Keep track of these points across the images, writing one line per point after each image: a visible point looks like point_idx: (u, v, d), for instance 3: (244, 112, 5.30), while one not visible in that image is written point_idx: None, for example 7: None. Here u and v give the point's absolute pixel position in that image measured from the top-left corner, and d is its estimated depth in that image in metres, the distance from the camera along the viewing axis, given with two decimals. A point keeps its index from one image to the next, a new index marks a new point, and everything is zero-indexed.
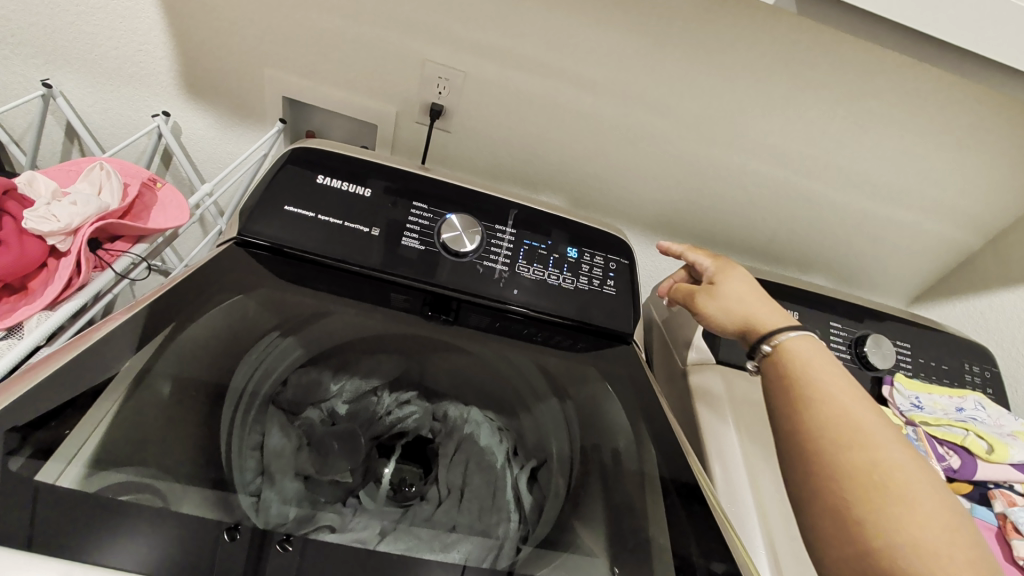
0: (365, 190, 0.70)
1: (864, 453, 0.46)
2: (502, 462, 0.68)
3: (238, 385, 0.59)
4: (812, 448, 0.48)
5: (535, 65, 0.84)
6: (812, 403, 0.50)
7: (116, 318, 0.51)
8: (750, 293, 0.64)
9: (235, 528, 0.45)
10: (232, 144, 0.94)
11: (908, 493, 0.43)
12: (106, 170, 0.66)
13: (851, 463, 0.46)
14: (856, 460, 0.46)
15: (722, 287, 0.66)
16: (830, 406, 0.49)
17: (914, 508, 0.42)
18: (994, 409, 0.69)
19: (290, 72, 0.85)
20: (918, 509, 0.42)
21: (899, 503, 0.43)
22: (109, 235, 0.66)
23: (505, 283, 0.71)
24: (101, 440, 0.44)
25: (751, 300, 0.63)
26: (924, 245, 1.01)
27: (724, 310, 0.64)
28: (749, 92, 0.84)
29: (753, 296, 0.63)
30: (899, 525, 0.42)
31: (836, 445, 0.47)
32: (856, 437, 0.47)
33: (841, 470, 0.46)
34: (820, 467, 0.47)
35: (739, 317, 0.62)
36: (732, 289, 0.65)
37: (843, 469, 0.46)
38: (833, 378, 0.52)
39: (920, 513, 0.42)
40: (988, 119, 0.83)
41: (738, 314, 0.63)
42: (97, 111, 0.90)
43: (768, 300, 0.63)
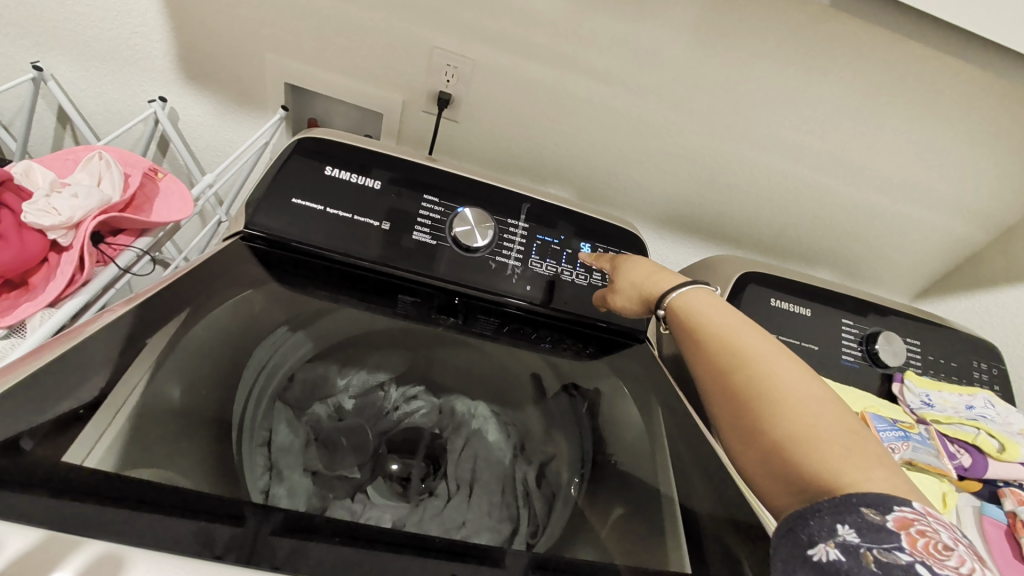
0: (374, 181, 0.68)
1: (747, 363, 0.47)
2: (511, 458, 0.67)
3: (243, 389, 0.57)
4: (711, 372, 0.50)
5: (547, 54, 0.81)
6: (693, 333, 0.53)
7: (113, 312, 0.49)
8: (647, 273, 0.64)
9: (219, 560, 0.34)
10: (233, 132, 0.92)
11: (797, 391, 0.44)
12: (105, 160, 0.64)
13: (745, 379, 0.47)
14: (740, 373, 0.47)
15: (620, 275, 0.67)
16: (720, 330, 0.51)
17: (805, 403, 0.44)
18: (1003, 408, 0.69)
19: (293, 57, 0.82)
20: (809, 403, 0.44)
21: (791, 401, 0.44)
22: (111, 229, 0.64)
23: (517, 279, 0.71)
24: (121, 431, 0.41)
25: (650, 279, 0.63)
26: (931, 241, 1.01)
27: (629, 296, 0.65)
28: (765, 85, 0.83)
29: (650, 275, 0.63)
30: (794, 422, 0.43)
31: (730, 365, 0.48)
32: (746, 353, 0.48)
33: (737, 387, 0.47)
34: (721, 389, 0.48)
35: (642, 299, 0.63)
36: (631, 275, 0.65)
37: (738, 385, 0.47)
38: (718, 305, 0.54)
39: (811, 406, 0.43)
40: (1006, 115, 0.82)
41: (640, 296, 0.63)
42: (91, 96, 0.87)
43: (662, 270, 0.63)
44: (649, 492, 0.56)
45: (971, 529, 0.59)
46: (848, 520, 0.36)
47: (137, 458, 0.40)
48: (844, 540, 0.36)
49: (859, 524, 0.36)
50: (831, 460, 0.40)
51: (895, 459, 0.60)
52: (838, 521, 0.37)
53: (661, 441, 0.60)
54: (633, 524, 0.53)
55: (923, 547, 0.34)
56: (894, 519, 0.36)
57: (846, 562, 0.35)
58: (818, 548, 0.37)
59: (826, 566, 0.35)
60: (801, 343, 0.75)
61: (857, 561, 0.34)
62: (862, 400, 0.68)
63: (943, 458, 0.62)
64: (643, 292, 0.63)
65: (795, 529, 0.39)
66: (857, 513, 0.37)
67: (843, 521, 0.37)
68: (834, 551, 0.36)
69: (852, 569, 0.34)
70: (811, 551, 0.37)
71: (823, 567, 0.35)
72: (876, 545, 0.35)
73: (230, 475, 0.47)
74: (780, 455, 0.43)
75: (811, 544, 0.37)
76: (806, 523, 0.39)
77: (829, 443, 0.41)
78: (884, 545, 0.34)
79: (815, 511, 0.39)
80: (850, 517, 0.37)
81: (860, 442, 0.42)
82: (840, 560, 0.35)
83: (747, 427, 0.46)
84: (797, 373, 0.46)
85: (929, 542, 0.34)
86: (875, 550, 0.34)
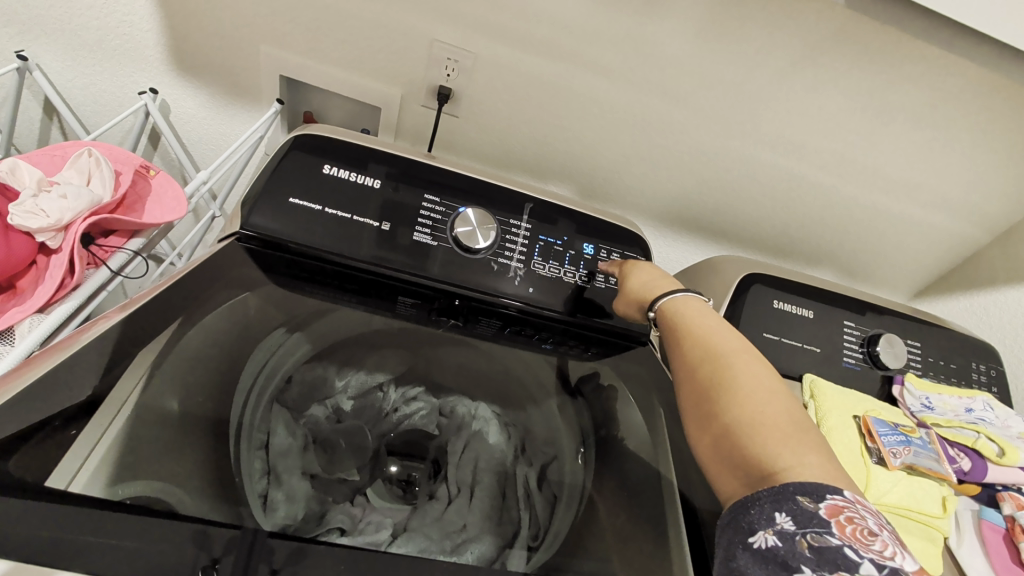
0: (373, 180, 0.66)
1: (717, 358, 0.49)
2: (511, 459, 0.66)
3: (237, 404, 0.55)
4: (683, 364, 0.51)
5: (549, 48, 0.80)
6: (677, 330, 0.55)
7: (107, 321, 0.48)
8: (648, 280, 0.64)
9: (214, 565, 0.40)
10: (226, 126, 0.89)
11: (752, 384, 0.46)
12: (95, 157, 0.62)
13: (707, 371, 0.49)
14: (708, 366, 0.49)
15: (627, 276, 0.67)
16: (695, 328, 0.53)
17: (756, 394, 0.45)
18: (1001, 411, 0.70)
19: (288, 49, 0.80)
20: (760, 395, 0.45)
21: (743, 391, 0.45)
22: (102, 230, 0.62)
23: (520, 281, 0.69)
24: (114, 440, 0.41)
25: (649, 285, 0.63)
26: (932, 240, 1.01)
27: (631, 296, 0.64)
28: (770, 82, 0.81)
29: (651, 283, 0.64)
30: (742, 411, 0.44)
31: (697, 360, 0.50)
32: (713, 349, 0.50)
33: (698, 377, 0.49)
34: (685, 380, 0.50)
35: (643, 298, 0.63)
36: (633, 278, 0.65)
37: (700, 376, 0.49)
38: (700, 309, 0.56)
39: (761, 397, 0.45)
40: (1012, 116, 0.82)
41: (640, 296, 0.63)
42: (79, 87, 0.84)
43: (666, 278, 0.64)
44: (653, 492, 0.56)
45: (969, 534, 0.60)
46: (786, 508, 0.37)
47: (124, 472, 0.41)
48: (782, 528, 0.36)
49: (794, 512, 0.37)
50: (770, 446, 0.42)
51: (895, 463, 0.60)
52: (776, 510, 0.38)
53: (664, 443, 0.59)
54: (632, 527, 0.54)
55: (851, 533, 0.35)
56: (826, 506, 0.37)
57: (784, 549, 0.36)
58: (759, 535, 0.37)
59: (766, 553, 0.36)
60: (804, 345, 0.75)
61: (793, 548, 0.35)
62: (865, 404, 0.67)
63: (944, 462, 0.62)
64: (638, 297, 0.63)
65: (737, 517, 0.40)
66: (793, 501, 0.37)
67: (781, 508, 0.37)
68: (773, 538, 0.37)
69: (789, 556, 0.35)
70: (752, 537, 0.38)
71: (763, 555, 0.36)
72: (809, 531, 0.36)
73: (230, 495, 0.48)
74: (728, 441, 0.44)
75: (752, 531, 0.38)
76: (748, 510, 0.39)
77: (771, 431, 0.42)
78: (816, 531, 0.35)
79: (756, 500, 0.39)
80: (787, 505, 0.37)
81: (803, 433, 0.43)
82: (778, 548, 0.36)
83: (702, 415, 0.47)
84: (757, 370, 0.47)
85: (855, 527, 0.35)
86: (809, 536, 0.35)
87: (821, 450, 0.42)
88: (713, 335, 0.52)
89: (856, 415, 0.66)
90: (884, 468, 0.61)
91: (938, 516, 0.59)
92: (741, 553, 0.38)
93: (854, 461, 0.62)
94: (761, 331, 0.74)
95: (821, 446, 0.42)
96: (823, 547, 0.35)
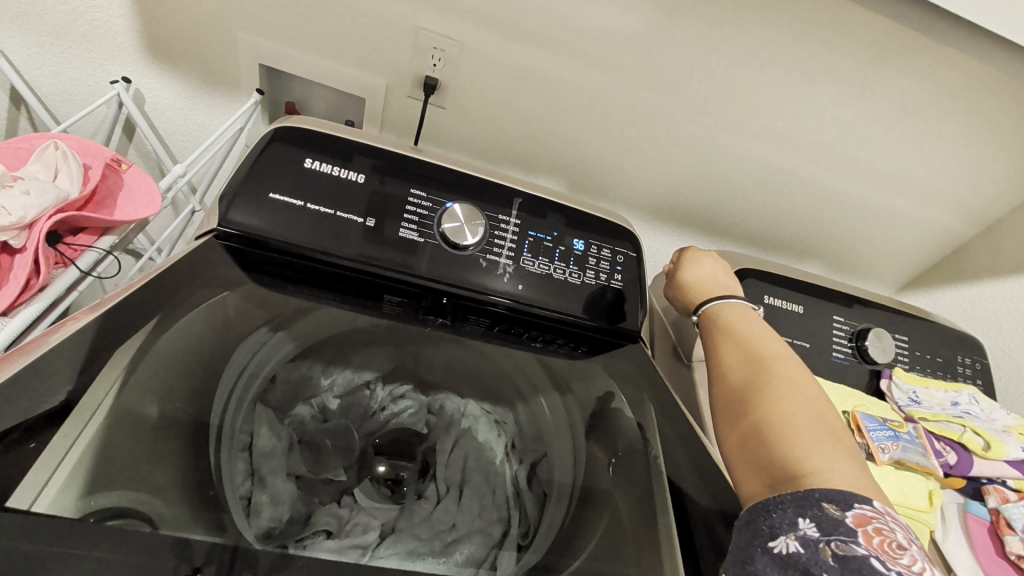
0: (357, 174, 0.64)
1: (757, 363, 0.51)
2: (501, 457, 0.65)
3: (217, 411, 0.53)
4: (722, 367, 0.54)
5: (538, 37, 0.78)
6: (720, 338, 0.57)
7: (78, 321, 0.46)
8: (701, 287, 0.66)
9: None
10: (204, 116, 0.86)
11: (789, 389, 0.48)
12: (61, 151, 0.60)
13: (746, 373, 0.51)
14: (749, 369, 0.51)
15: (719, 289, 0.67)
16: (739, 336, 0.56)
17: (790, 397, 0.47)
18: (987, 404, 0.71)
19: (268, 36, 0.77)
20: (794, 399, 0.47)
21: (779, 393, 0.47)
22: (69, 228, 0.60)
23: (509, 278, 0.67)
24: (87, 446, 0.40)
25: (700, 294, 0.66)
26: (920, 233, 1.01)
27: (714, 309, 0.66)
28: (761, 74, 0.80)
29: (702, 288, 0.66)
30: (776, 412, 0.46)
31: (735, 364, 0.53)
32: (755, 355, 0.53)
33: (734, 379, 0.51)
34: (722, 381, 0.53)
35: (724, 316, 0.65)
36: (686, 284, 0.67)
37: (738, 378, 0.51)
38: (747, 321, 0.58)
39: (796, 400, 0.47)
40: (999, 109, 0.82)
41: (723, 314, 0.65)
42: (47, 76, 0.81)
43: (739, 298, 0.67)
44: (645, 489, 0.55)
45: (954, 529, 0.61)
46: (809, 514, 0.38)
47: (96, 483, 0.40)
48: (805, 534, 0.37)
49: (818, 519, 0.38)
50: (799, 448, 0.43)
51: (884, 458, 0.61)
52: (800, 516, 0.39)
53: (654, 440, 0.59)
54: (623, 526, 0.54)
55: (878, 544, 0.35)
56: (853, 515, 0.37)
57: (805, 555, 0.36)
58: (780, 541, 0.38)
59: (787, 558, 0.37)
60: (793, 340, 0.75)
61: (815, 555, 0.36)
62: (854, 399, 0.68)
63: (930, 456, 0.62)
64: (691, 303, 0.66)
65: (759, 519, 0.41)
66: (818, 507, 0.38)
67: (805, 514, 0.38)
68: (795, 544, 0.37)
69: (811, 563, 0.36)
70: (773, 542, 0.38)
71: (783, 560, 0.37)
72: (833, 539, 0.36)
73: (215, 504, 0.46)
74: (756, 440, 0.46)
75: (774, 536, 0.39)
76: (770, 514, 0.40)
77: (803, 434, 0.44)
78: (841, 538, 0.36)
79: (779, 504, 0.40)
80: (812, 512, 0.38)
81: (834, 440, 0.44)
82: (800, 554, 0.36)
83: (735, 413, 0.49)
84: (796, 376, 0.49)
85: (883, 539, 0.36)
86: (833, 544, 0.36)
87: (851, 459, 0.43)
88: (757, 343, 0.54)
89: (844, 410, 0.66)
90: (872, 463, 0.61)
91: (924, 511, 0.60)
92: (760, 557, 0.38)
93: None
94: None
95: (851, 454, 0.43)
96: (847, 556, 0.35)
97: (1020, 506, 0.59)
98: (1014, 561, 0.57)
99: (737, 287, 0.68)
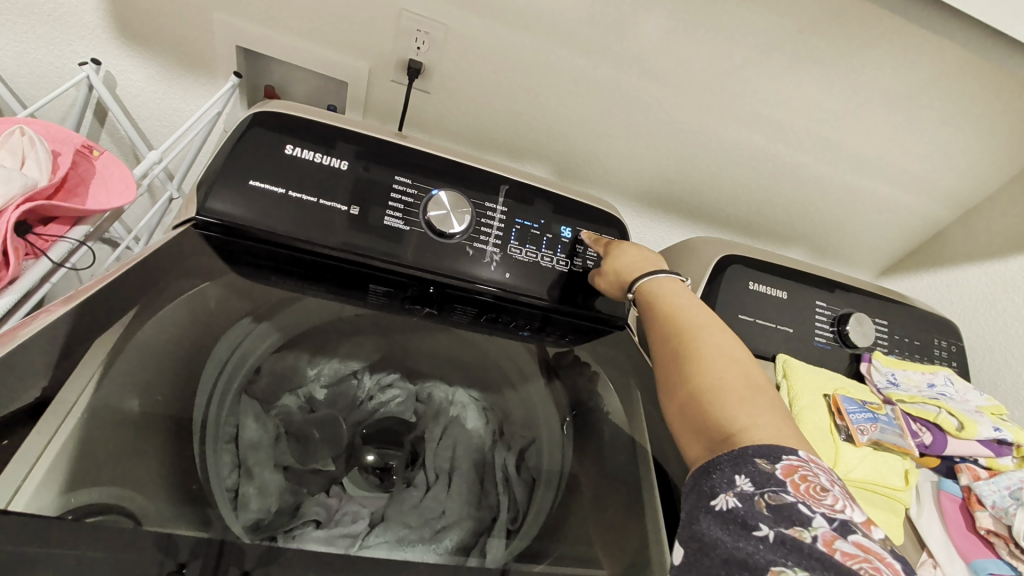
0: (340, 161, 0.62)
1: (684, 333, 0.51)
2: (489, 445, 0.65)
3: (198, 408, 0.52)
4: (656, 340, 0.53)
5: (522, 20, 0.76)
6: (652, 311, 0.56)
7: (51, 314, 0.44)
8: (637, 261, 0.64)
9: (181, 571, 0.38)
10: (180, 101, 0.83)
11: (716, 355, 0.47)
12: (28, 137, 0.58)
13: (677, 345, 0.50)
14: (677, 340, 0.51)
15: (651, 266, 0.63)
16: (668, 307, 0.54)
17: (717, 362, 0.47)
18: (961, 385, 0.73)
19: (245, 17, 0.75)
20: (721, 363, 0.47)
21: (706, 361, 0.47)
22: (39, 218, 0.58)
23: (497, 266, 0.67)
24: (66, 444, 0.39)
25: (632, 266, 0.63)
26: (900, 219, 1.03)
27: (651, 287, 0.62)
28: (748, 59, 0.80)
29: (635, 262, 0.64)
30: (706, 378, 0.46)
31: (666, 335, 0.52)
32: (683, 324, 0.52)
33: (667, 351, 0.51)
34: (659, 355, 0.52)
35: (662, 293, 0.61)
36: (615, 260, 0.65)
37: (672, 349, 0.50)
38: (675, 289, 0.57)
39: (722, 364, 0.47)
40: (980, 96, 0.83)
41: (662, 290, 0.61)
42: (11, 58, 0.77)
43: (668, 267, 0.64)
44: (631, 472, 0.57)
45: (928, 505, 0.64)
46: (744, 471, 0.38)
47: (80, 477, 0.39)
48: (741, 490, 0.37)
49: (753, 474, 0.38)
50: (728, 409, 0.43)
51: (862, 439, 0.63)
52: (736, 473, 0.38)
53: (640, 424, 0.59)
54: (612, 514, 0.54)
55: (805, 491, 0.36)
56: (782, 467, 0.38)
57: (743, 509, 0.36)
58: (720, 498, 0.38)
59: (726, 514, 0.37)
60: (777, 326, 0.76)
61: (752, 508, 0.36)
62: (835, 382, 0.69)
63: (906, 437, 0.64)
64: (620, 276, 0.63)
65: (699, 481, 0.40)
66: (751, 463, 0.38)
67: (740, 471, 0.38)
68: (733, 500, 0.37)
69: (748, 515, 0.36)
70: (714, 501, 0.38)
71: (724, 516, 0.37)
72: (767, 491, 0.36)
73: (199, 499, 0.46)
74: (692, 407, 0.46)
75: (714, 494, 0.39)
76: (709, 475, 0.40)
77: (729, 396, 0.44)
78: (773, 490, 0.36)
79: (717, 464, 0.40)
80: (746, 468, 0.38)
81: (760, 395, 0.44)
82: (738, 509, 0.37)
83: (672, 385, 0.49)
84: (721, 341, 0.49)
85: (809, 485, 0.36)
86: (767, 496, 0.36)
87: (774, 411, 0.43)
88: (685, 312, 0.53)
89: (825, 393, 0.68)
90: (851, 444, 0.63)
91: (901, 489, 0.63)
92: (704, 516, 0.38)
93: (823, 440, 0.64)
94: (734, 312, 0.74)
95: (775, 407, 0.44)
96: (780, 505, 0.35)
97: (990, 483, 0.61)
98: (984, 536, 0.59)
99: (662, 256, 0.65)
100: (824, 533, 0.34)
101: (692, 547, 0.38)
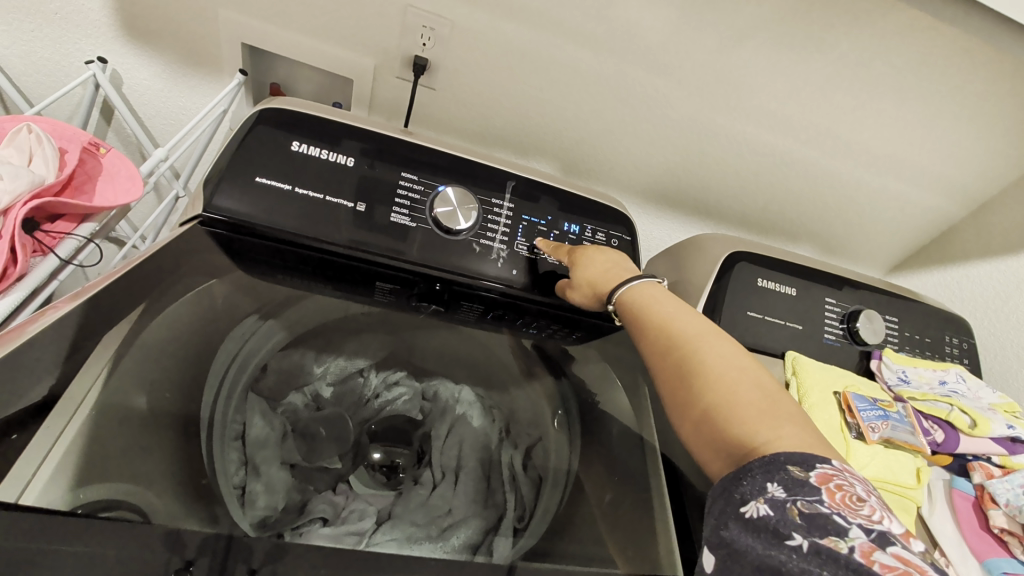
0: (346, 158, 0.62)
1: (683, 349, 0.48)
2: (496, 442, 0.65)
3: (207, 404, 0.53)
4: (652, 357, 0.51)
5: (527, 16, 0.76)
6: (639, 324, 0.53)
7: (58, 311, 0.44)
8: (607, 269, 0.61)
9: (188, 567, 0.38)
10: (186, 99, 0.83)
11: (721, 366, 0.46)
12: (35, 134, 0.58)
13: (678, 362, 0.48)
14: (677, 358, 0.48)
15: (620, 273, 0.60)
16: (655, 317, 0.52)
17: (726, 375, 0.45)
18: (973, 382, 0.72)
19: (250, 15, 0.74)
20: (729, 376, 0.45)
21: (713, 377, 0.45)
22: (47, 215, 0.58)
23: (503, 263, 0.66)
24: (73, 442, 0.39)
25: (605, 275, 0.60)
26: (910, 215, 1.02)
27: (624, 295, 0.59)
28: (756, 54, 0.79)
29: (606, 270, 0.61)
30: (718, 394, 0.44)
31: (663, 351, 0.50)
32: (679, 335, 0.49)
33: (668, 370, 0.48)
34: (659, 372, 0.49)
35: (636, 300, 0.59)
36: (586, 272, 0.62)
37: (674, 366, 0.48)
38: (658, 296, 0.54)
39: (732, 377, 0.45)
40: (993, 91, 0.81)
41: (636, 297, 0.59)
42: (18, 56, 0.77)
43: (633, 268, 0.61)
44: (637, 466, 0.57)
45: (940, 503, 0.63)
46: (777, 478, 0.37)
47: (89, 473, 0.39)
48: (773, 497, 0.36)
49: (785, 481, 0.37)
50: (748, 422, 0.42)
51: (873, 438, 0.62)
52: (768, 480, 0.37)
53: (648, 420, 0.60)
54: (621, 515, 0.54)
55: (840, 500, 0.35)
56: (815, 475, 0.37)
57: (775, 517, 0.35)
58: (750, 505, 0.37)
59: (757, 522, 0.36)
60: (786, 323, 0.75)
61: (784, 515, 0.35)
62: (845, 379, 0.69)
63: (918, 434, 0.63)
64: (595, 289, 0.61)
65: (729, 487, 0.39)
66: (784, 471, 0.37)
67: (772, 479, 0.37)
68: (765, 508, 0.36)
69: (780, 524, 0.35)
70: (744, 508, 0.37)
71: (755, 524, 0.36)
72: (800, 498, 0.35)
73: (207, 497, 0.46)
74: (708, 425, 0.44)
75: (744, 501, 0.37)
76: (739, 482, 0.39)
77: (746, 410, 0.43)
78: (806, 498, 0.35)
79: (748, 471, 0.39)
80: (779, 475, 0.37)
81: (774, 403, 0.43)
82: (770, 516, 0.35)
83: (682, 403, 0.47)
84: (722, 352, 0.47)
85: (844, 494, 0.35)
86: (799, 504, 0.35)
87: (793, 418, 0.42)
88: (673, 324, 0.51)
89: (835, 391, 0.67)
90: (862, 443, 0.63)
91: (912, 487, 0.62)
92: (732, 522, 0.37)
93: (834, 438, 0.63)
94: (743, 308, 0.74)
95: (792, 414, 0.43)
96: (814, 514, 0.34)
97: (1004, 481, 0.60)
98: (998, 535, 0.59)
99: (624, 260, 0.62)
100: (862, 544, 0.33)
101: (721, 554, 0.37)
